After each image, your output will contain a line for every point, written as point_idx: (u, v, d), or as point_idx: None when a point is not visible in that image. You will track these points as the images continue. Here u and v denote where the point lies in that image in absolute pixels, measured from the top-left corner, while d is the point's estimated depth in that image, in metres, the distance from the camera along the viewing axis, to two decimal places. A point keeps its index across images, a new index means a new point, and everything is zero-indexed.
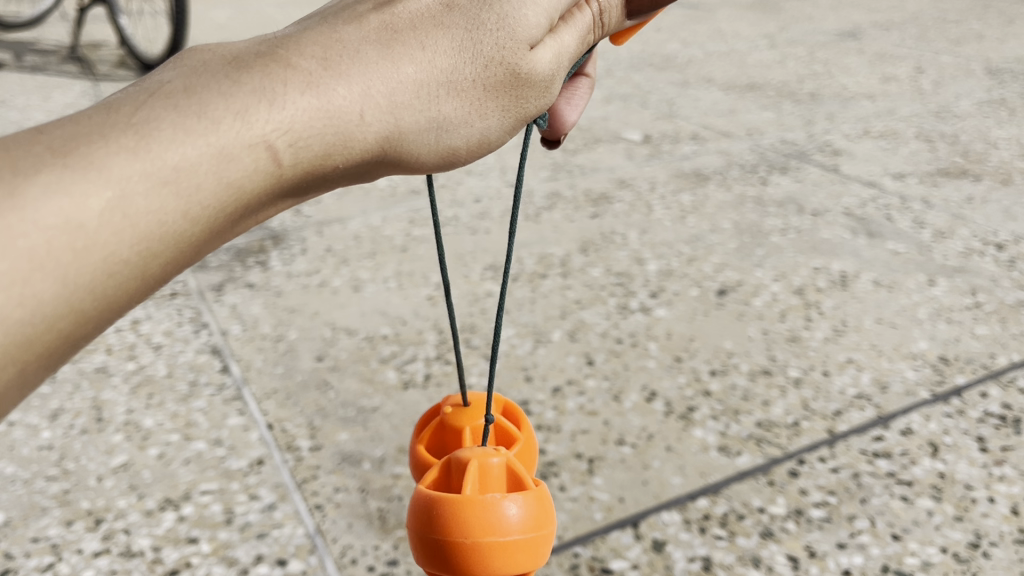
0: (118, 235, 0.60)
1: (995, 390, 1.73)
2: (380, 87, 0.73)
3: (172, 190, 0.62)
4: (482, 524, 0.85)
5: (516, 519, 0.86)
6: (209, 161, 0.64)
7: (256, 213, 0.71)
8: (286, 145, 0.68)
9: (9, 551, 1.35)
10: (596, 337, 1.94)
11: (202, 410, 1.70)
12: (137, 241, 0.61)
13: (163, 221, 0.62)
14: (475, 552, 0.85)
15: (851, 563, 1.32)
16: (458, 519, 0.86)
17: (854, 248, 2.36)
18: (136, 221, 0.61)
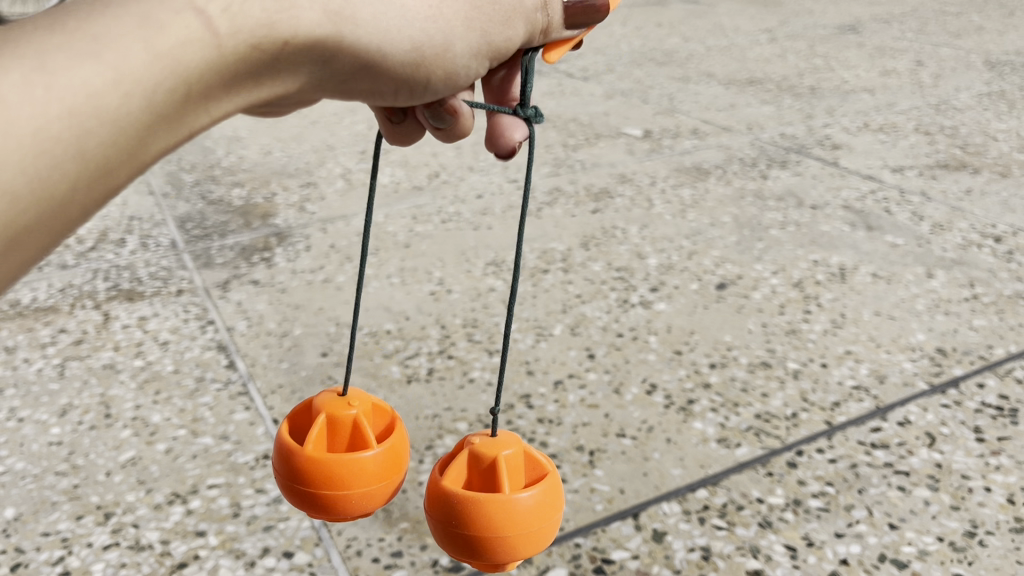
0: (88, 122, 0.61)
1: (992, 380, 1.75)
2: None
3: (132, 63, 0.62)
4: (509, 517, 1.00)
5: (538, 502, 1.02)
6: (163, 46, 0.63)
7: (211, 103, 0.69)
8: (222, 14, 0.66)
9: (20, 545, 1.38)
10: (597, 331, 1.96)
11: (208, 405, 1.72)
12: (102, 120, 0.61)
13: (128, 109, 0.62)
14: (506, 542, 1.00)
15: (848, 552, 1.34)
16: (490, 517, 0.99)
17: (853, 241, 2.38)
18: (103, 108, 0.61)
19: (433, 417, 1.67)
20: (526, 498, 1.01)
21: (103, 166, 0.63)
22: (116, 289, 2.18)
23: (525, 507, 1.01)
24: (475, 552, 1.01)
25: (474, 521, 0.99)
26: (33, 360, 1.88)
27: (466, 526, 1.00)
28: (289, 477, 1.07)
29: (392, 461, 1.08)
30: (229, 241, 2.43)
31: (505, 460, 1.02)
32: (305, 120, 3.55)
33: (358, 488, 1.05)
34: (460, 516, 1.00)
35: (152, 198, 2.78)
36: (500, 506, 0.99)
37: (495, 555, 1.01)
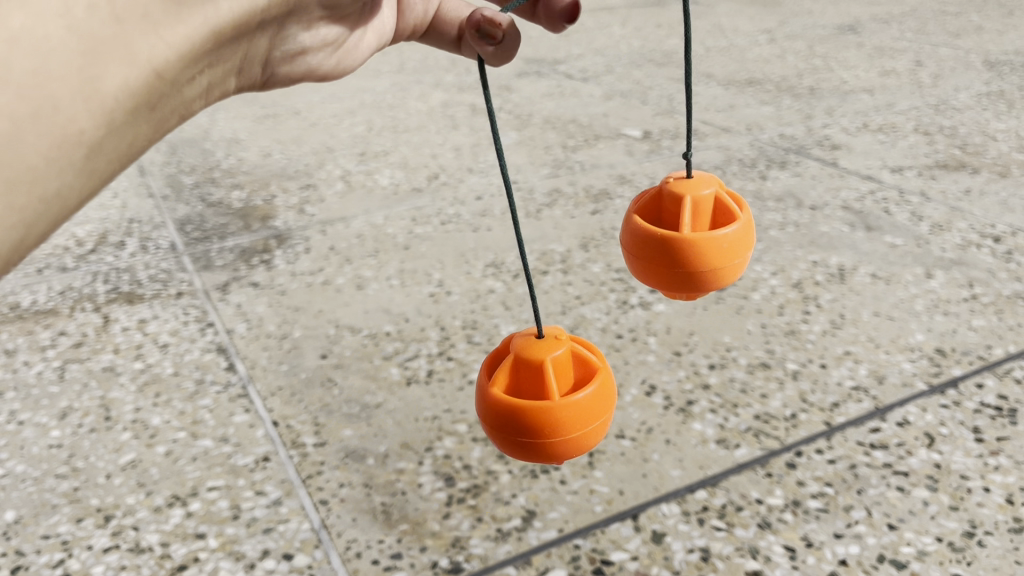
0: (17, 44, 0.73)
1: (991, 381, 1.75)
2: None
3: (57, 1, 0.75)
4: (718, 252, 1.23)
5: (737, 230, 1.25)
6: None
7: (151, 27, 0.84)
8: None
9: (21, 548, 1.38)
10: (596, 332, 1.96)
11: (208, 407, 1.72)
12: (55, 58, 0.76)
13: (51, 25, 0.75)
14: (718, 269, 1.24)
15: (847, 552, 1.34)
16: (703, 253, 1.22)
17: (852, 241, 2.38)
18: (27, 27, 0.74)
19: (433, 419, 1.67)
20: (728, 232, 1.24)
21: (88, 104, 0.80)
22: (116, 292, 2.18)
23: (728, 238, 1.24)
24: (689, 280, 1.24)
25: (699, 259, 1.22)
26: (33, 363, 1.88)
27: (688, 265, 1.22)
28: (504, 430, 1.11)
29: (606, 384, 1.14)
30: (228, 244, 2.43)
31: (699, 201, 1.25)
32: (305, 122, 3.56)
33: (580, 429, 1.10)
34: (680, 260, 1.22)
35: (152, 200, 2.78)
36: (715, 243, 1.22)
37: (723, 275, 1.25)
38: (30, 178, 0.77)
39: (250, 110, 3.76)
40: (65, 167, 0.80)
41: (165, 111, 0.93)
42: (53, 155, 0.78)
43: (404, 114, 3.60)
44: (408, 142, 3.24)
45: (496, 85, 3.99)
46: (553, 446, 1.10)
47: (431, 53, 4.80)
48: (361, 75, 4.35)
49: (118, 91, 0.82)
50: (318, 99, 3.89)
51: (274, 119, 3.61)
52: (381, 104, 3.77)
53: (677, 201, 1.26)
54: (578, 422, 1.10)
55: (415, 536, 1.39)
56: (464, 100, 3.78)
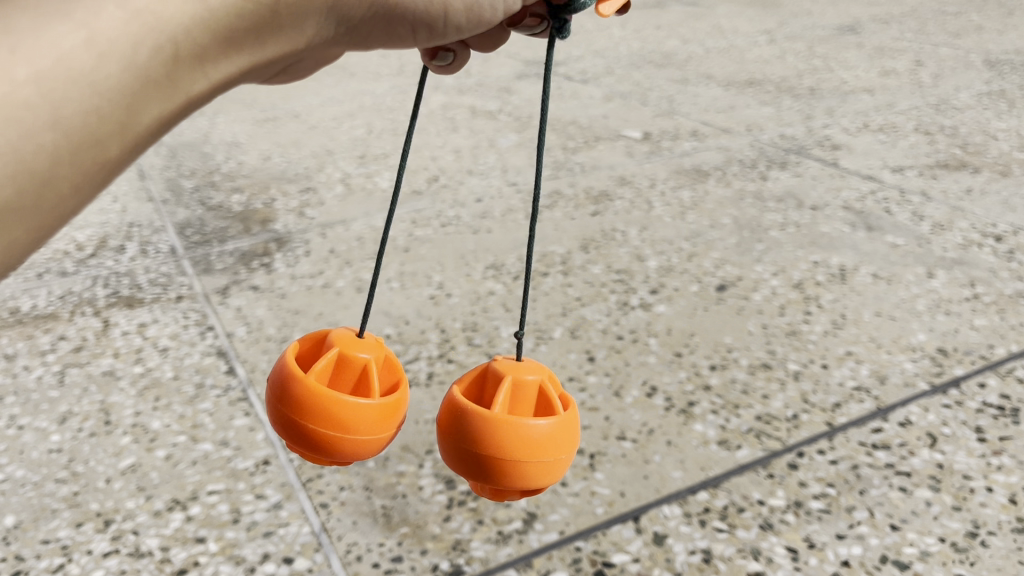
0: (64, 82, 0.63)
1: (993, 380, 1.75)
2: None
3: (107, 41, 0.64)
4: (521, 440, 1.06)
5: (556, 423, 1.09)
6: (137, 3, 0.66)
7: (202, 64, 0.72)
8: None
9: (20, 553, 1.38)
10: (596, 333, 1.95)
11: (208, 411, 1.72)
12: (99, 98, 0.65)
13: (106, 73, 0.65)
14: (517, 467, 1.07)
15: (850, 553, 1.33)
16: (501, 440, 1.06)
17: (854, 241, 2.38)
18: (77, 70, 0.63)
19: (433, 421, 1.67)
20: (543, 425, 1.08)
21: (111, 146, 0.67)
22: (116, 296, 2.18)
23: (540, 432, 1.07)
24: (482, 465, 1.08)
25: (490, 443, 1.06)
26: (32, 367, 1.88)
27: (478, 446, 1.07)
28: (282, 402, 1.11)
29: (392, 409, 1.13)
30: (228, 247, 2.43)
31: (522, 382, 1.10)
32: (305, 125, 3.56)
33: (364, 430, 1.10)
34: (489, 467, 1.08)
35: (151, 204, 2.78)
36: (519, 430, 1.06)
37: (532, 480, 1.08)
38: (35, 223, 0.65)
39: (249, 113, 3.76)
40: (78, 207, 0.68)
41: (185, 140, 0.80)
42: (65, 203, 0.66)
43: (404, 117, 3.60)
44: (408, 144, 3.24)
45: (496, 87, 3.99)
46: (333, 440, 1.09)
47: None
48: (360, 77, 4.35)
49: (149, 129, 0.71)
50: (318, 102, 3.89)
51: (274, 122, 3.61)
52: (381, 107, 3.77)
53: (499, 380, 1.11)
54: (366, 432, 1.11)
55: (416, 539, 1.38)
56: (464, 102, 3.77)
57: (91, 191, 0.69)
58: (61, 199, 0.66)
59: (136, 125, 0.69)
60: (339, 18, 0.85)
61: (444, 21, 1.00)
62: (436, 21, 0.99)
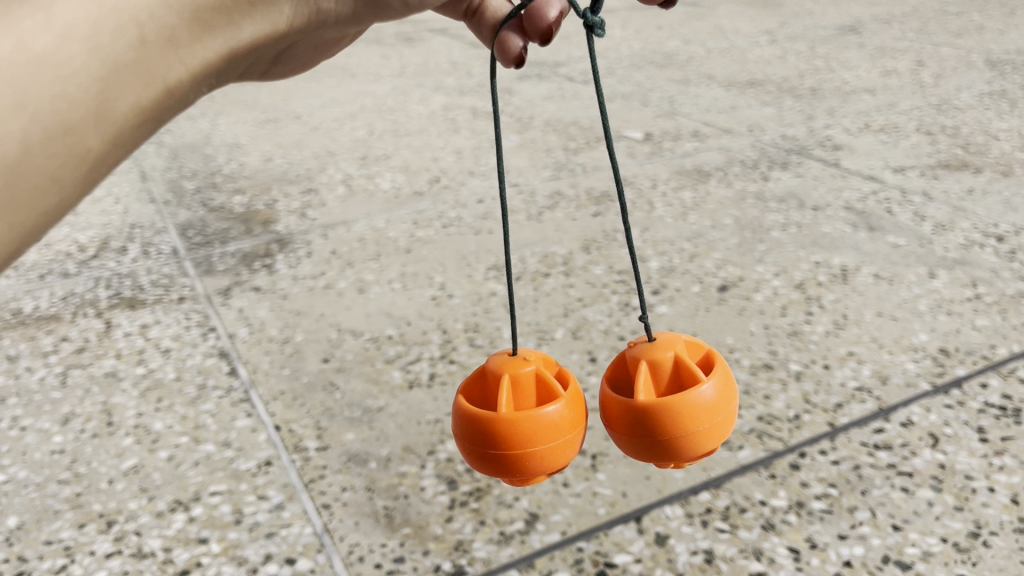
0: (32, 73, 0.79)
1: (995, 380, 1.75)
2: None
3: (72, 38, 0.81)
4: (693, 412, 1.13)
5: (715, 389, 1.15)
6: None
7: (171, 46, 0.89)
8: None
9: (23, 553, 1.38)
10: (598, 334, 1.95)
11: (210, 412, 1.72)
12: (65, 84, 0.81)
13: (73, 54, 0.81)
14: (699, 433, 1.13)
15: (851, 553, 1.33)
16: (678, 415, 1.12)
17: (855, 242, 2.38)
18: (44, 54, 0.80)
19: (436, 422, 1.67)
20: (707, 391, 1.14)
21: (91, 113, 0.84)
22: (118, 297, 2.18)
23: (705, 398, 1.14)
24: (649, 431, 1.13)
25: (671, 425, 1.12)
26: (35, 369, 1.88)
27: (661, 433, 1.12)
28: (475, 442, 1.14)
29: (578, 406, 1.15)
30: (230, 249, 2.43)
31: (660, 359, 1.16)
32: (307, 126, 3.56)
33: (549, 442, 1.12)
34: (670, 445, 1.13)
35: (153, 206, 2.78)
36: (690, 406, 1.12)
37: (700, 446, 1.14)
38: (30, 207, 0.83)
39: (251, 115, 3.77)
40: (65, 169, 0.84)
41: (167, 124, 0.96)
42: (57, 165, 0.83)
43: (405, 118, 3.60)
44: (409, 145, 3.24)
45: (497, 88, 3.99)
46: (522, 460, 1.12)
47: (431, 57, 4.81)
48: (361, 79, 4.35)
49: (131, 111, 0.88)
50: (320, 104, 3.89)
51: (276, 123, 3.62)
52: (383, 108, 3.77)
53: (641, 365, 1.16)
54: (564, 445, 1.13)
55: (418, 540, 1.38)
56: (465, 103, 3.78)
57: (86, 174, 0.87)
58: (46, 160, 0.82)
59: (116, 105, 0.86)
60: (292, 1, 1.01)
61: None
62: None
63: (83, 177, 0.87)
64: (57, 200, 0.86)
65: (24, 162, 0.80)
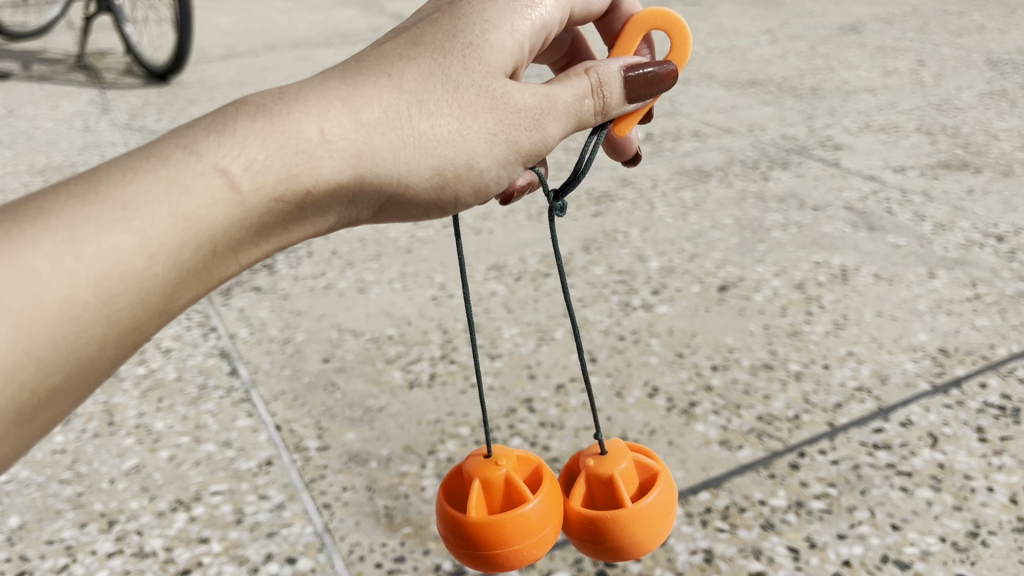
0: (119, 284, 0.79)
1: (994, 380, 1.75)
2: (347, 122, 0.95)
3: (146, 247, 0.80)
4: (641, 522, 1.09)
5: (661, 495, 1.12)
6: (180, 210, 0.83)
7: (233, 254, 0.89)
8: (240, 173, 0.87)
9: (25, 553, 1.38)
10: (598, 334, 1.96)
11: (211, 412, 1.73)
12: (144, 290, 0.81)
13: (154, 271, 0.81)
14: (641, 543, 1.09)
15: (851, 553, 1.34)
16: (627, 529, 1.08)
17: (856, 241, 2.38)
18: (130, 270, 0.79)
19: (436, 422, 1.67)
20: (651, 498, 1.10)
21: (151, 317, 0.83)
22: None
23: (654, 506, 1.10)
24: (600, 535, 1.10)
25: (619, 536, 1.08)
26: None
27: (609, 540, 1.09)
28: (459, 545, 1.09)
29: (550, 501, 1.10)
30: None
31: (621, 470, 1.11)
32: None
33: (524, 542, 1.07)
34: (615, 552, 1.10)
35: None
36: (645, 517, 1.09)
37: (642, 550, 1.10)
38: (74, 401, 0.81)
39: None
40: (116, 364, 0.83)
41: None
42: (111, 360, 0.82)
43: None
44: None
45: None
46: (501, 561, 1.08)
47: None
48: None
49: (185, 309, 0.87)
50: None
51: None
52: None
53: (600, 480, 1.12)
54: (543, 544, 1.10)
55: (418, 539, 1.39)
56: None
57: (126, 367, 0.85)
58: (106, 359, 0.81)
59: (176, 305, 0.86)
60: (359, 208, 1.02)
61: (455, 204, 1.09)
62: (446, 205, 1.08)
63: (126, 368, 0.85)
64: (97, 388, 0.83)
65: (81, 367, 0.79)
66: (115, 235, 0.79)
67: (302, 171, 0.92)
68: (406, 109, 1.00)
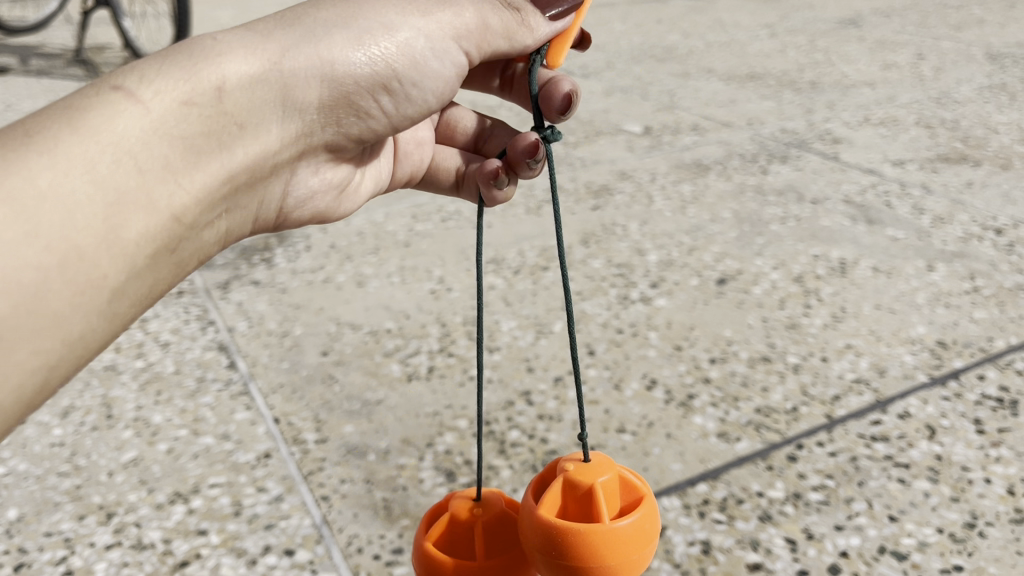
0: (50, 208, 0.81)
1: (992, 372, 1.75)
2: (234, 34, 1.00)
3: (78, 174, 0.83)
4: (611, 541, 0.96)
5: (635, 527, 0.98)
6: (104, 132, 0.87)
7: (170, 170, 0.92)
8: (145, 93, 0.91)
9: (23, 545, 1.38)
10: (597, 327, 1.96)
11: (209, 405, 1.73)
12: (80, 211, 0.83)
13: (80, 190, 0.83)
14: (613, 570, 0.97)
15: (848, 544, 1.34)
16: (595, 547, 0.96)
17: (854, 235, 2.38)
18: (58, 196, 0.81)
19: (434, 415, 1.67)
20: (624, 524, 0.97)
21: (110, 249, 0.85)
22: None
23: (623, 532, 0.97)
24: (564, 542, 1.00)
25: (587, 554, 0.95)
26: None
27: (576, 560, 0.96)
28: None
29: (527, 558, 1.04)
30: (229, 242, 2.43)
31: (602, 483, 0.99)
32: None
33: None
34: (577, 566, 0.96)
35: None
36: (606, 536, 0.96)
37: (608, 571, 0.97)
38: (38, 346, 0.81)
39: None
40: (90, 310, 0.85)
41: (186, 256, 0.98)
42: (76, 300, 0.83)
43: None
44: None
45: None
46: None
47: None
48: None
49: (139, 237, 0.88)
50: None
51: None
52: None
53: (582, 489, 0.99)
54: None
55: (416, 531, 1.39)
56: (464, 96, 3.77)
57: (91, 309, 0.85)
58: (72, 298, 0.82)
59: (127, 228, 0.87)
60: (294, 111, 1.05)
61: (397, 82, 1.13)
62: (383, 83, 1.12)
63: (94, 309, 0.85)
64: (66, 331, 0.83)
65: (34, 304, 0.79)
66: (59, 159, 0.83)
67: (208, 72, 0.95)
68: (296, 33, 1.03)
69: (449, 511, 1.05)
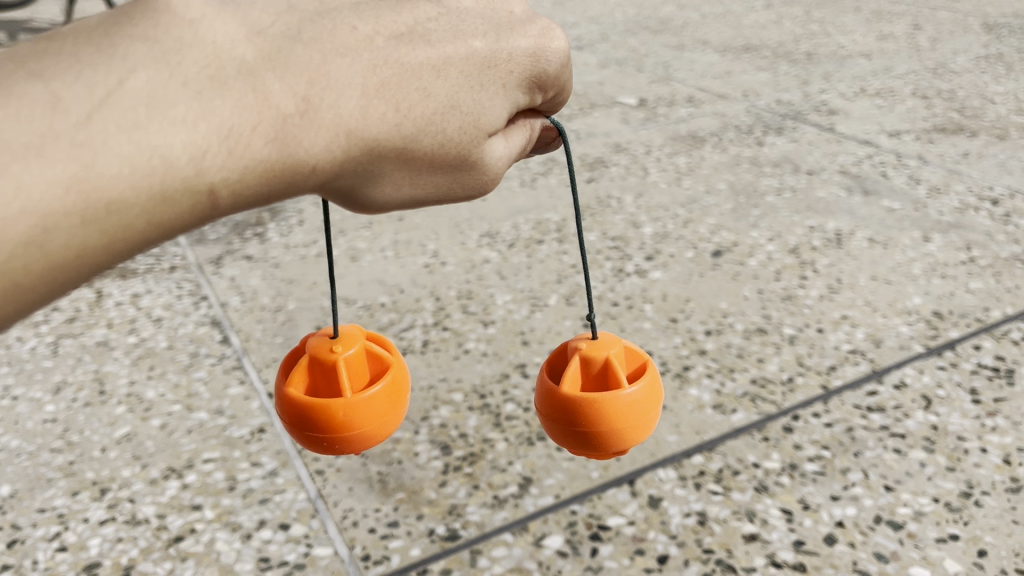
0: (72, 256, 0.59)
1: (988, 342, 1.75)
2: (393, 106, 0.68)
3: (129, 216, 0.59)
4: (619, 410, 1.01)
5: (641, 391, 1.03)
6: (160, 175, 0.59)
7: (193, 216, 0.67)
8: (225, 145, 0.60)
9: (16, 521, 1.37)
10: (592, 300, 1.95)
11: (202, 380, 1.72)
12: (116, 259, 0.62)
13: (123, 240, 0.60)
14: (618, 430, 1.02)
15: (844, 514, 1.34)
16: (604, 411, 1.01)
17: (849, 206, 2.37)
18: (92, 241, 0.59)
19: (429, 389, 1.66)
20: (631, 390, 1.02)
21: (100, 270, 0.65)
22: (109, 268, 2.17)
23: (634, 401, 1.02)
24: (590, 445, 1.03)
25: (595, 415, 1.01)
26: (26, 339, 1.87)
27: (584, 423, 1.01)
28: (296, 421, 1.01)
29: (392, 391, 1.05)
30: (222, 220, 2.43)
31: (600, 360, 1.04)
32: None
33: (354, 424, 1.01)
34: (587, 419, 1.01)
35: None
36: (616, 406, 1.01)
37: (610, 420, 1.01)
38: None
39: None
40: None
41: None
42: None
43: None
44: None
45: None
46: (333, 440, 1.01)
47: None
48: None
49: None
50: None
51: None
52: None
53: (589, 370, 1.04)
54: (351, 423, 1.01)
55: (411, 504, 1.38)
56: None
57: None
58: None
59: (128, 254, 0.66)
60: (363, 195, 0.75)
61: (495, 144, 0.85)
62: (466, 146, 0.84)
63: None
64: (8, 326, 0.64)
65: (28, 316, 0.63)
66: (116, 194, 0.57)
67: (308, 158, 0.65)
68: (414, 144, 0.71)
69: (309, 352, 1.05)
